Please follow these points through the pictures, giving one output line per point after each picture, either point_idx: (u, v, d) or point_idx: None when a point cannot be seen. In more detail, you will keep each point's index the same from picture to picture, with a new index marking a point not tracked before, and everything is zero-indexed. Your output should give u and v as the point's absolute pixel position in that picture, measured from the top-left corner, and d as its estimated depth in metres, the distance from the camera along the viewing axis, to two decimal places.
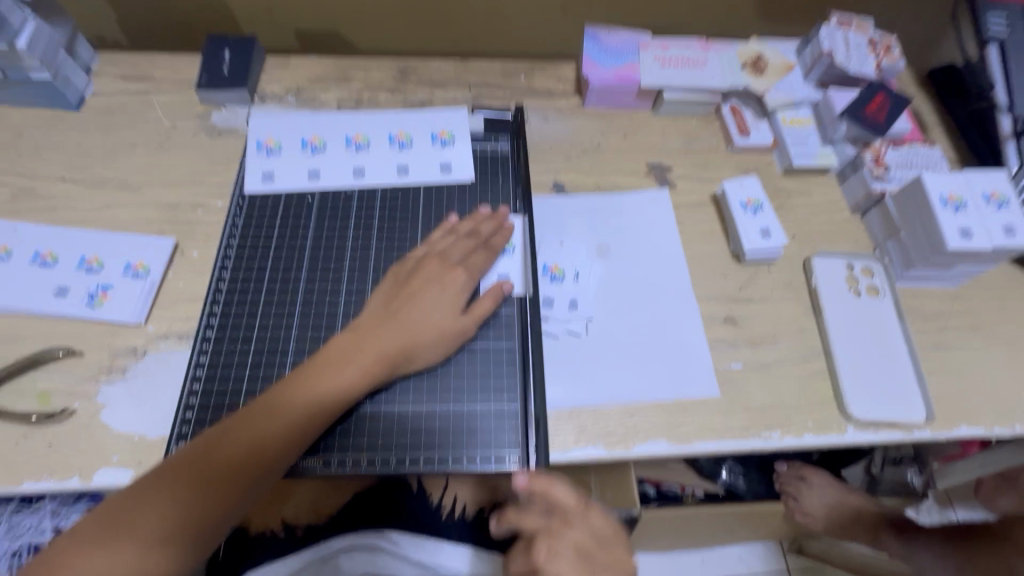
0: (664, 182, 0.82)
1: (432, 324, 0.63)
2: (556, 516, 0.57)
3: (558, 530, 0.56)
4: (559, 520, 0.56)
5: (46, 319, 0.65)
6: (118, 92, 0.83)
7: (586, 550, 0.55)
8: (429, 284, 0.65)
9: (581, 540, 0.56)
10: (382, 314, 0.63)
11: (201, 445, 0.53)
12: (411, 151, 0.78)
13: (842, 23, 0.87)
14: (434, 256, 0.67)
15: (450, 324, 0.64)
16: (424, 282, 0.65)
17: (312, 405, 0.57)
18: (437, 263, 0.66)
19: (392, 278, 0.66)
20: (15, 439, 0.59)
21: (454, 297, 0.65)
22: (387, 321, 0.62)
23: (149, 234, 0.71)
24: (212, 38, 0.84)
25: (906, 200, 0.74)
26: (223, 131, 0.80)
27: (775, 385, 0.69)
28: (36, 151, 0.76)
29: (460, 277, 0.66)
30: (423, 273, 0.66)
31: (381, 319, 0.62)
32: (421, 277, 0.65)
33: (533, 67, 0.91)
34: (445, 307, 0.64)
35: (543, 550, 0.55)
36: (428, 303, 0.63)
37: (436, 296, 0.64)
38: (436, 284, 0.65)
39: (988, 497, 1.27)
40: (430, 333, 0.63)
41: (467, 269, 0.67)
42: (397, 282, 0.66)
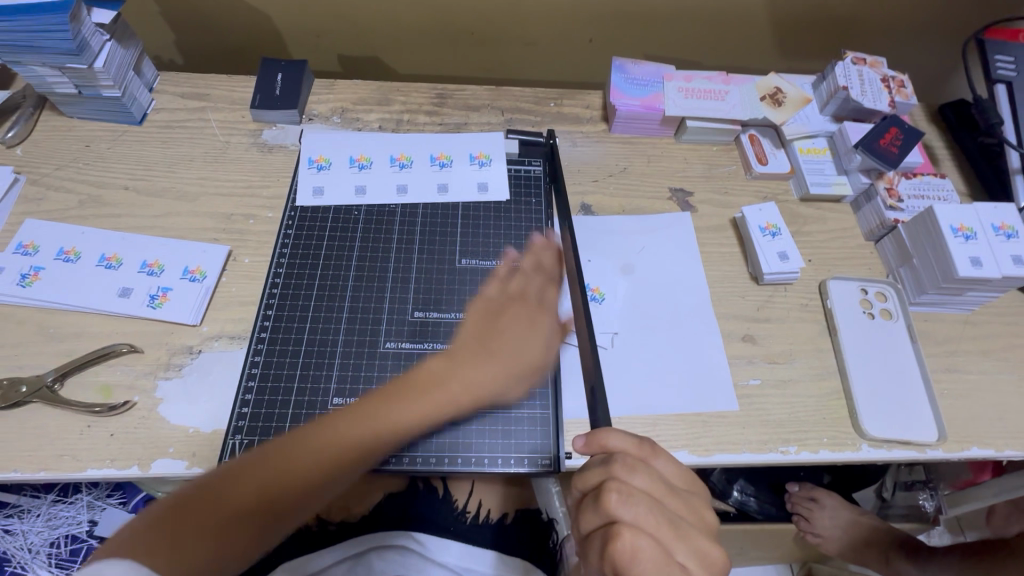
0: (686, 206, 0.87)
1: (518, 358, 0.63)
2: (618, 459, 0.49)
3: (625, 475, 0.48)
4: (623, 465, 0.48)
5: (109, 317, 0.70)
6: (178, 109, 0.89)
7: (659, 492, 0.47)
8: (516, 318, 0.64)
9: (654, 484, 0.48)
10: (472, 342, 0.63)
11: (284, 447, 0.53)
12: (450, 171, 0.83)
13: (857, 60, 0.92)
14: (516, 295, 0.67)
15: (536, 357, 0.64)
16: (511, 317, 0.64)
17: (398, 422, 0.58)
18: (522, 300, 0.66)
19: (478, 309, 0.66)
20: (79, 429, 0.63)
21: (538, 336, 0.64)
22: (477, 350, 0.62)
23: (205, 241, 0.77)
24: (267, 62, 0.91)
25: (919, 228, 0.77)
26: (274, 147, 0.86)
27: (791, 401, 0.72)
28: (102, 162, 0.82)
29: (545, 321, 0.65)
30: (508, 310, 0.65)
31: (470, 345, 0.63)
32: (511, 310, 0.65)
33: (562, 95, 0.97)
34: (530, 342, 0.64)
35: (615, 497, 0.46)
36: (513, 337, 0.63)
37: (522, 333, 0.64)
38: (523, 321, 0.64)
39: (999, 526, 1.27)
40: (515, 367, 0.62)
41: (547, 309, 0.66)
42: (486, 313, 0.65)
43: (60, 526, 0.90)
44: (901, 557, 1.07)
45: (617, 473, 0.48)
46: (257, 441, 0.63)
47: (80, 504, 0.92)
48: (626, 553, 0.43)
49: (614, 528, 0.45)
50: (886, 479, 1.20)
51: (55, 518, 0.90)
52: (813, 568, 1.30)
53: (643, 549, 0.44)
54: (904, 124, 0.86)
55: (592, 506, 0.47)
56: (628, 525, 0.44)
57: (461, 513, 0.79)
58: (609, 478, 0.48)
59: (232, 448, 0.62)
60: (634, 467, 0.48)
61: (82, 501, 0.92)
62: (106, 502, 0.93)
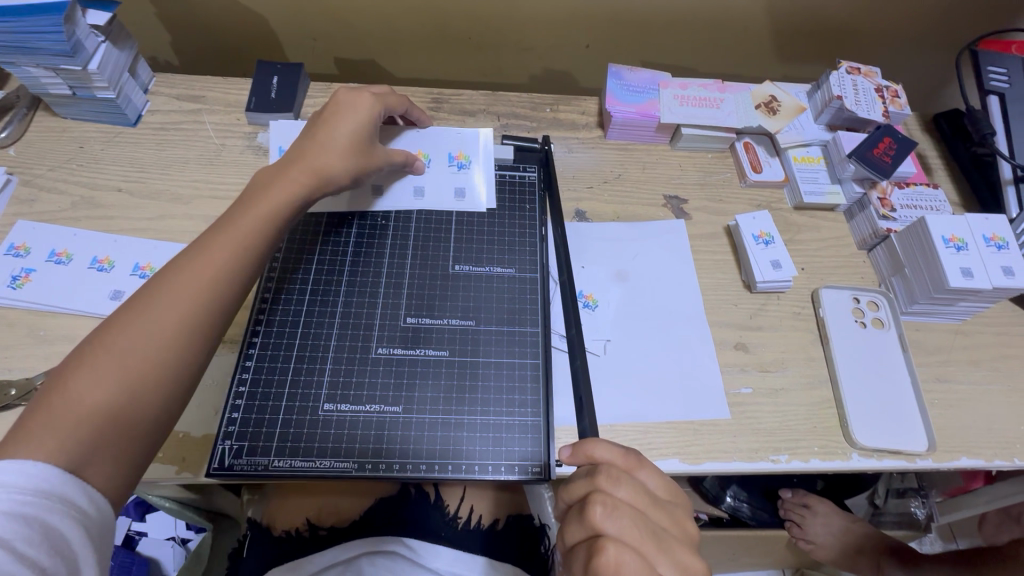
0: (680, 213, 0.87)
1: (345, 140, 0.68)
2: (603, 470, 0.49)
3: (610, 487, 0.48)
4: (608, 476, 0.48)
5: (101, 320, 0.70)
6: (173, 111, 0.89)
7: (644, 505, 0.48)
8: (341, 111, 0.69)
9: (637, 497, 0.48)
10: (299, 146, 0.67)
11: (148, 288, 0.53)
12: (428, 172, 0.82)
13: (852, 70, 0.93)
14: (341, 94, 0.72)
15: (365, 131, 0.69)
16: (337, 108, 0.70)
17: (244, 227, 0.59)
18: (340, 99, 0.71)
19: (304, 132, 0.70)
20: None
21: (349, 122, 0.69)
22: (301, 150, 0.66)
23: (198, 244, 0.76)
24: (263, 65, 0.90)
25: (911, 238, 0.77)
26: (269, 150, 0.86)
27: (783, 410, 0.72)
28: (96, 164, 0.82)
29: (369, 103, 0.71)
30: (334, 105, 0.70)
31: (293, 151, 0.67)
32: (331, 112, 0.70)
33: (558, 101, 0.97)
34: (361, 121, 0.70)
35: (600, 510, 0.46)
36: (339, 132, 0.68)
37: (325, 151, 0.66)
38: (350, 111, 0.70)
39: (990, 535, 1.28)
40: (339, 145, 0.67)
41: (381, 104, 0.73)
42: (310, 127, 0.70)
43: None
44: (893, 564, 1.06)
45: (602, 485, 0.48)
46: (246, 447, 0.63)
47: None
48: (609, 565, 0.43)
49: (597, 541, 0.45)
50: (878, 485, 1.20)
51: None
52: (806, 573, 1.31)
53: (626, 562, 0.44)
54: (898, 134, 0.86)
55: (577, 519, 0.47)
56: (612, 539, 0.45)
57: (453, 519, 0.79)
58: (594, 490, 0.48)
59: (221, 454, 0.62)
60: (619, 479, 0.48)
61: None
62: None
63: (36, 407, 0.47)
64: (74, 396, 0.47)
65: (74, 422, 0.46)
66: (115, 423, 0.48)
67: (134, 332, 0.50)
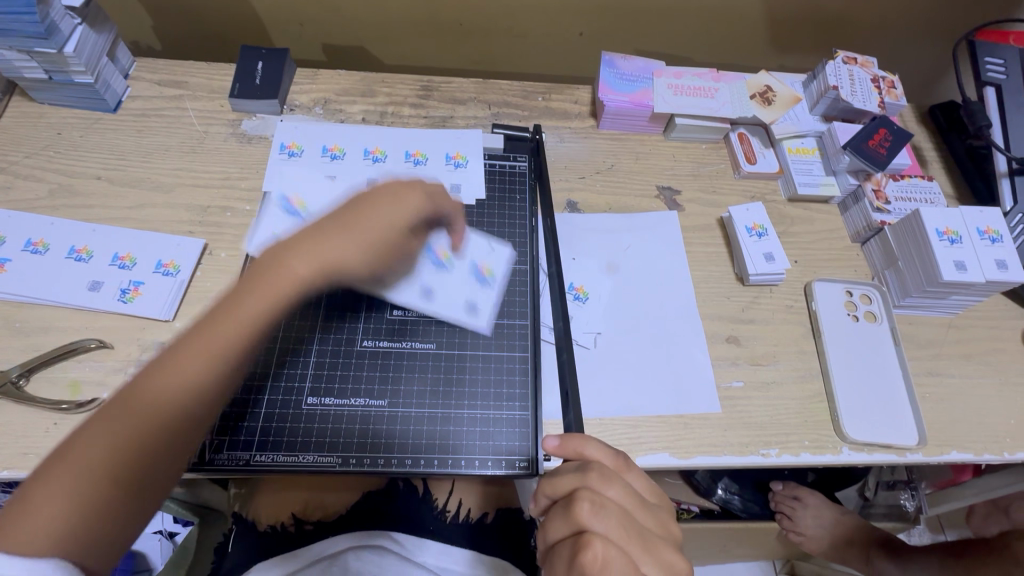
0: (673, 205, 0.86)
1: (370, 231, 0.59)
2: (592, 469, 0.48)
3: (599, 485, 0.47)
4: (597, 474, 0.47)
5: (79, 312, 0.68)
6: (154, 97, 0.87)
7: (631, 504, 0.47)
8: (373, 199, 0.60)
9: (625, 496, 0.47)
10: (318, 226, 0.58)
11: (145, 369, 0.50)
12: (424, 168, 0.81)
13: (848, 60, 0.91)
14: (383, 183, 0.63)
15: (391, 225, 0.60)
16: (369, 198, 0.60)
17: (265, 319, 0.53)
18: (382, 185, 0.62)
19: (338, 204, 0.61)
20: (45, 426, 0.61)
21: (387, 209, 0.60)
22: (322, 231, 0.57)
23: (179, 234, 0.75)
24: (247, 50, 0.88)
25: (905, 231, 0.77)
26: (254, 138, 0.84)
27: (774, 404, 0.71)
28: (75, 151, 0.80)
29: (411, 195, 0.62)
30: (369, 193, 0.61)
31: (312, 232, 0.57)
32: (365, 195, 0.61)
33: (550, 89, 0.96)
34: (388, 217, 0.60)
35: (587, 508, 0.45)
36: (367, 218, 0.59)
37: (384, 213, 0.60)
38: (385, 199, 0.60)
39: (978, 526, 1.29)
40: (368, 241, 0.58)
41: (420, 190, 0.63)
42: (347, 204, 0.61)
43: None
44: (882, 555, 1.06)
45: (591, 483, 0.47)
46: (228, 441, 0.61)
47: None
48: (596, 562, 0.43)
49: (583, 537, 0.44)
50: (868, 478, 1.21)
51: None
52: (795, 564, 1.32)
53: (613, 560, 0.43)
54: (893, 126, 0.85)
55: (562, 513, 0.46)
56: (598, 536, 0.44)
57: (442, 512, 0.80)
58: (582, 488, 0.47)
59: (202, 448, 0.61)
60: (608, 478, 0.47)
61: None
62: None
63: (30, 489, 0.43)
64: (66, 489, 0.43)
65: (70, 513, 0.43)
66: (114, 515, 0.45)
67: (136, 409, 0.47)
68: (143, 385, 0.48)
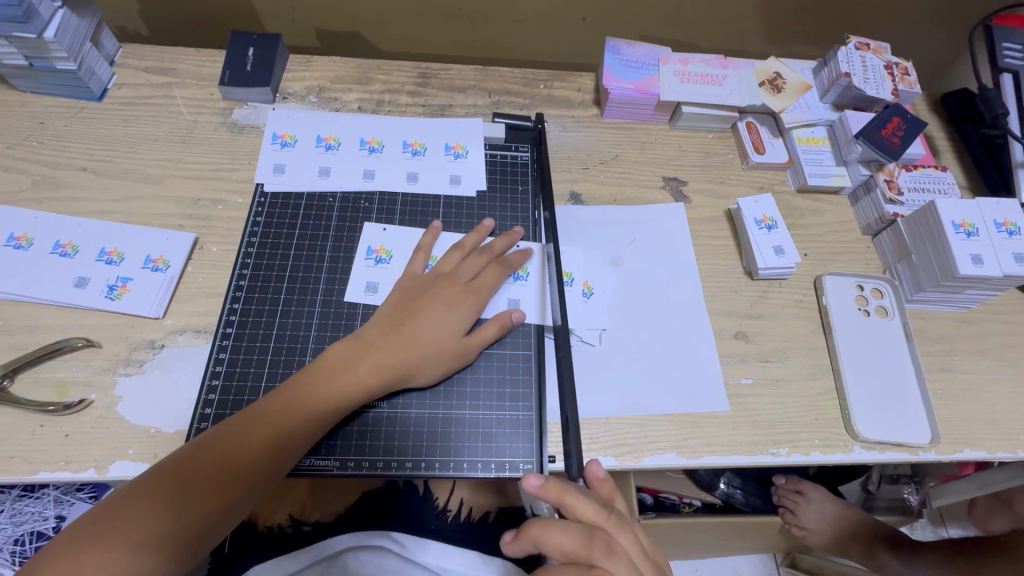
0: (679, 196, 0.83)
1: (434, 342, 0.62)
2: (614, 513, 0.49)
3: (614, 529, 0.48)
4: (617, 519, 0.49)
5: (65, 309, 0.65)
6: (141, 84, 0.83)
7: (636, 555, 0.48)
8: (435, 300, 0.64)
9: (633, 547, 0.49)
10: (385, 328, 0.62)
11: (214, 439, 0.54)
12: (423, 160, 0.78)
13: (860, 45, 0.88)
14: (445, 276, 0.67)
15: (453, 343, 0.63)
16: (432, 297, 0.64)
17: (332, 390, 0.58)
18: (446, 281, 0.66)
19: (398, 293, 0.66)
20: (31, 429, 0.59)
21: (443, 315, 0.63)
22: (391, 335, 0.61)
23: (169, 228, 0.72)
24: (237, 35, 0.84)
25: (919, 223, 0.74)
26: (245, 127, 0.81)
27: (783, 401, 0.69)
28: (59, 140, 0.77)
29: (468, 298, 0.65)
30: (432, 289, 0.65)
31: (382, 335, 0.62)
32: (428, 291, 0.65)
33: (552, 77, 0.92)
34: (450, 326, 0.63)
35: (603, 547, 0.46)
36: (428, 323, 0.63)
37: (441, 313, 0.64)
38: (443, 300, 0.64)
39: (980, 519, 1.28)
40: (432, 350, 0.62)
41: (476, 289, 0.66)
42: (406, 296, 0.65)
43: (24, 522, 0.86)
44: (886, 549, 1.06)
45: (609, 524, 0.48)
46: None
47: (46, 499, 0.87)
48: None
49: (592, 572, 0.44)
50: (873, 472, 1.19)
51: (19, 515, 0.86)
52: (797, 557, 1.31)
53: None
54: (907, 114, 0.82)
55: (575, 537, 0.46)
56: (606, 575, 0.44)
57: (442, 511, 0.78)
58: (601, 525, 0.48)
59: None
60: (624, 526, 0.49)
61: (48, 496, 0.87)
62: (75, 497, 0.88)
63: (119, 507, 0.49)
64: (146, 516, 0.49)
65: (145, 538, 0.49)
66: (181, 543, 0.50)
67: (219, 452, 0.53)
68: (226, 438, 0.54)
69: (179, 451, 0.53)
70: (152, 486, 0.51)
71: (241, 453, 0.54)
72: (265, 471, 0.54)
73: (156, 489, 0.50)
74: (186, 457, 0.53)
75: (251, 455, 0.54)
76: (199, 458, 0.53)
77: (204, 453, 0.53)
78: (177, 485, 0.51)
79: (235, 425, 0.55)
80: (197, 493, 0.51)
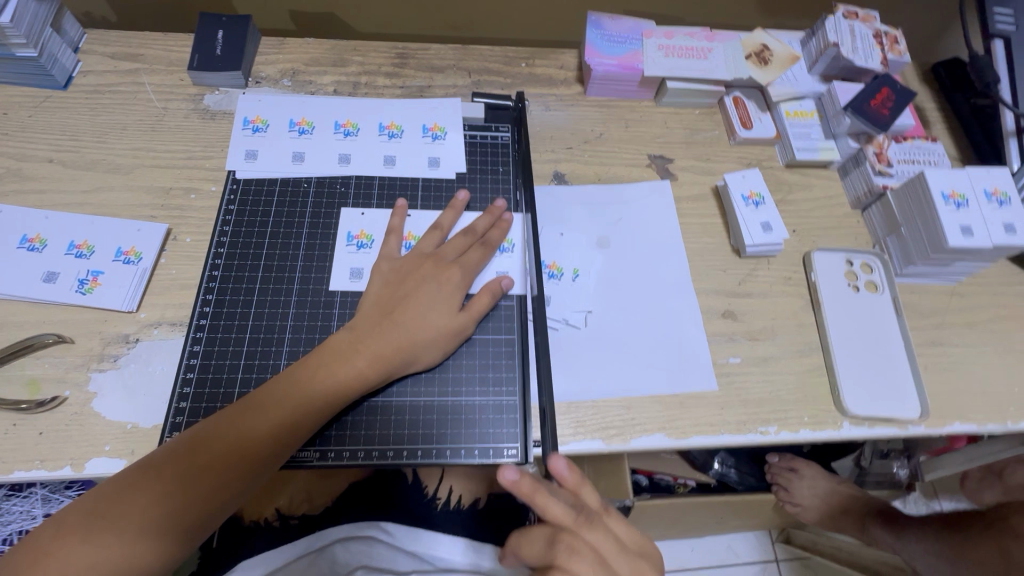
0: (665, 174, 0.81)
1: (428, 324, 0.61)
2: (584, 514, 0.50)
3: (583, 530, 0.50)
4: (585, 521, 0.50)
5: (35, 305, 0.64)
6: (107, 71, 0.80)
7: (607, 550, 0.50)
8: (424, 283, 0.63)
9: (604, 542, 0.50)
10: (374, 315, 0.61)
11: (209, 432, 0.53)
12: (400, 143, 0.76)
13: (849, 14, 0.86)
14: (429, 258, 0.65)
15: (447, 323, 0.62)
16: (420, 279, 0.63)
17: (327, 379, 0.57)
18: (431, 263, 0.65)
19: (382, 279, 0.64)
20: (4, 427, 0.58)
21: (432, 298, 0.62)
22: (382, 322, 0.60)
23: (140, 219, 0.70)
24: (206, 17, 0.81)
25: (908, 195, 0.73)
26: (217, 113, 0.78)
27: (771, 379, 0.69)
28: (23, 131, 0.74)
29: (456, 279, 0.64)
30: (418, 272, 0.64)
31: (372, 322, 0.60)
32: (415, 275, 0.64)
33: (534, 55, 0.90)
34: (441, 309, 0.62)
35: (564, 549, 0.49)
36: (420, 306, 0.62)
37: (431, 295, 0.62)
38: (432, 282, 0.63)
39: (973, 491, 1.28)
40: (425, 334, 0.61)
41: (462, 267, 0.65)
42: (392, 281, 0.64)
43: (11, 522, 0.84)
44: (877, 523, 1.05)
45: (578, 526, 0.50)
46: None
47: (34, 498, 0.85)
48: None
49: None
50: (865, 448, 1.19)
51: (6, 514, 0.84)
52: (791, 533, 1.32)
53: None
54: (896, 84, 0.80)
55: (543, 541, 0.50)
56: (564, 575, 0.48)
57: (432, 499, 0.77)
58: (567, 528, 0.50)
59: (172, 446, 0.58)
60: (594, 527, 0.51)
61: (36, 495, 0.85)
62: (63, 495, 0.87)
63: (110, 497, 0.49)
64: (139, 508, 0.48)
65: (142, 526, 0.48)
66: (179, 532, 0.50)
67: (210, 445, 0.52)
68: (219, 430, 0.53)
69: (171, 442, 0.52)
70: (142, 479, 0.50)
71: (239, 445, 0.53)
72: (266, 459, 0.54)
73: (149, 479, 0.50)
74: (178, 450, 0.51)
75: (251, 446, 0.53)
76: (190, 451, 0.51)
77: (197, 446, 0.52)
78: (171, 477, 0.50)
79: (230, 417, 0.54)
80: (192, 486, 0.50)
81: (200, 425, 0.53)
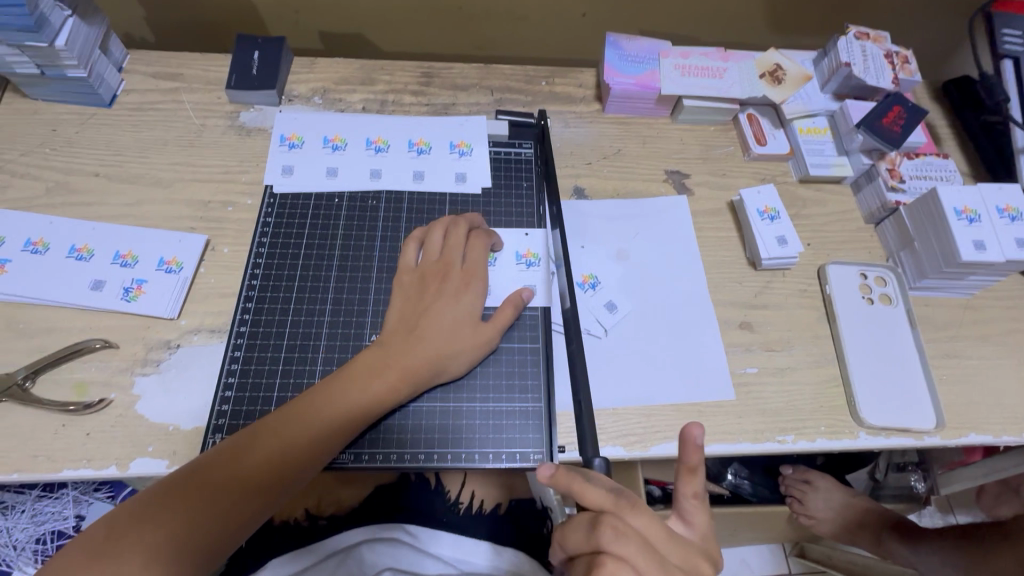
0: (682, 189, 0.84)
1: (446, 338, 0.63)
2: (626, 495, 0.45)
3: (628, 513, 0.45)
4: (627, 502, 0.45)
5: (81, 311, 0.67)
6: (149, 90, 0.85)
7: (659, 537, 0.44)
8: (443, 295, 0.65)
9: (655, 528, 0.44)
10: (397, 329, 0.63)
11: (235, 448, 0.54)
12: (428, 158, 0.79)
13: (861, 35, 0.89)
14: (444, 269, 0.67)
15: (466, 340, 0.64)
16: (440, 292, 0.65)
17: (350, 394, 0.59)
18: (449, 275, 0.66)
19: (404, 291, 0.66)
20: (54, 428, 0.61)
21: (451, 311, 0.64)
22: (404, 333, 0.63)
23: (181, 230, 0.73)
24: (242, 38, 0.85)
25: (922, 211, 0.75)
26: (252, 130, 0.82)
27: (788, 389, 0.70)
28: (70, 146, 0.78)
29: (475, 288, 0.66)
30: (437, 284, 0.66)
31: (396, 338, 0.62)
32: (437, 285, 0.66)
33: (554, 74, 0.93)
34: (460, 321, 0.64)
35: (608, 534, 0.44)
36: (444, 321, 0.64)
37: (449, 306, 0.64)
38: (454, 293, 0.65)
39: (988, 506, 1.29)
40: (447, 347, 0.63)
41: (479, 278, 0.67)
42: (413, 294, 0.66)
43: (45, 522, 0.87)
44: (893, 538, 1.05)
45: (620, 509, 0.45)
46: None
47: (66, 499, 0.88)
48: None
49: (597, 558, 0.43)
50: (879, 461, 1.19)
51: (41, 514, 0.87)
52: (806, 547, 1.32)
53: None
54: (908, 102, 0.83)
55: (582, 530, 0.45)
56: (614, 562, 0.43)
57: (454, 504, 0.79)
58: (609, 511, 0.45)
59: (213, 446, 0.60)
60: (639, 507, 0.45)
61: (67, 496, 0.87)
62: (93, 497, 0.89)
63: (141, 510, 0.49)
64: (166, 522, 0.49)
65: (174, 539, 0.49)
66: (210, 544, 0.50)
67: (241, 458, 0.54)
68: (250, 443, 0.55)
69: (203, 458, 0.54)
70: (172, 493, 0.51)
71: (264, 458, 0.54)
72: (302, 467, 0.57)
73: (181, 490, 0.51)
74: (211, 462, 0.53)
75: (287, 454, 0.55)
76: (220, 464, 0.53)
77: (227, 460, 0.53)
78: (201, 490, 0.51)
79: (258, 430, 0.56)
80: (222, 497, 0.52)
81: (232, 440, 0.56)
